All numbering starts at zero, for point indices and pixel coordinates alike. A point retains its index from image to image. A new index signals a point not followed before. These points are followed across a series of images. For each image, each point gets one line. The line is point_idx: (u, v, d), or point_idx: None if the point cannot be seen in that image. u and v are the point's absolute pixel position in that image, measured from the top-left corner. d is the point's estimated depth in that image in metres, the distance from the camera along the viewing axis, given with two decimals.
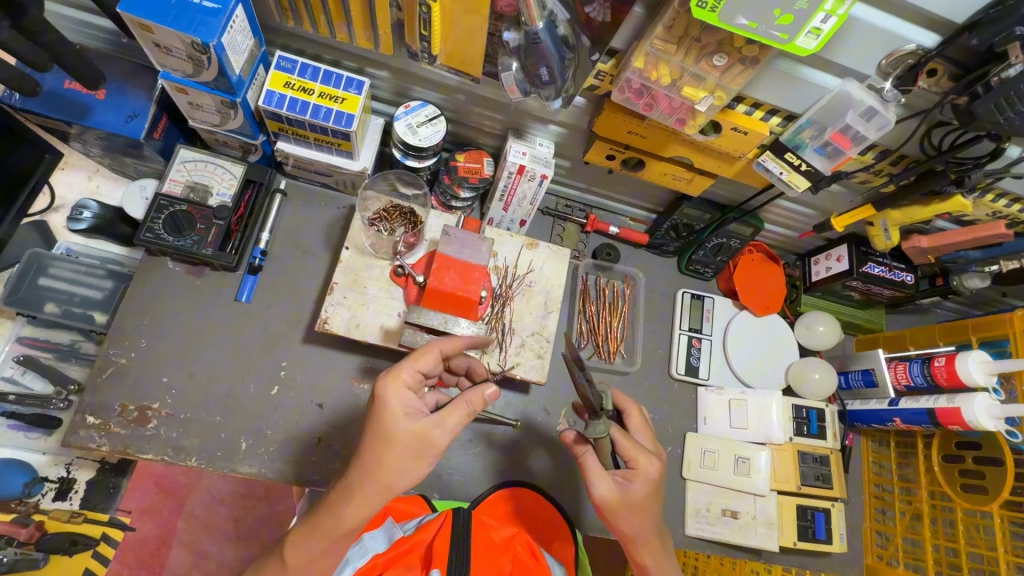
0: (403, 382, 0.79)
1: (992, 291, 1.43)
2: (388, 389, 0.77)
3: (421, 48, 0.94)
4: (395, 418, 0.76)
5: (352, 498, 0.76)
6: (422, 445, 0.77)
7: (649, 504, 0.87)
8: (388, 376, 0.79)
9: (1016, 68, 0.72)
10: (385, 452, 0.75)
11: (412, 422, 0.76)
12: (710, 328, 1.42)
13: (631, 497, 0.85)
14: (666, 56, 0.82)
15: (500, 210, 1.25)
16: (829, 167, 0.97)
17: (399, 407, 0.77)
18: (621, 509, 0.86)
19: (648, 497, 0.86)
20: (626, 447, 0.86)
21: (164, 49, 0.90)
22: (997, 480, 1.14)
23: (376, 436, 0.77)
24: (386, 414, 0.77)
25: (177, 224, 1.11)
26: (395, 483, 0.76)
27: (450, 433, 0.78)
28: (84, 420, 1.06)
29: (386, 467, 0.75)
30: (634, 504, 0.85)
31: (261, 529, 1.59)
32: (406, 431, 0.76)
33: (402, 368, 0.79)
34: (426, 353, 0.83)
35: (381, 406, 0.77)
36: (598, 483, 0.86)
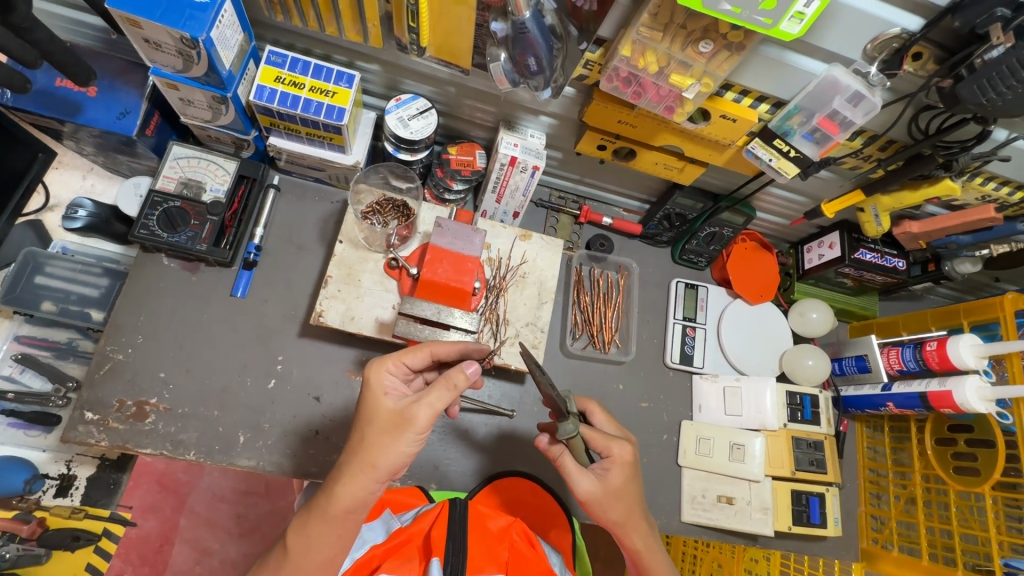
0: (386, 368, 0.83)
1: (983, 276, 1.44)
2: (371, 369, 0.82)
3: (410, 40, 0.94)
4: (378, 397, 0.80)
5: (343, 477, 0.78)
6: (403, 423, 0.77)
7: (631, 490, 0.88)
8: (376, 361, 0.84)
9: (999, 50, 0.73)
10: (366, 428, 0.78)
11: (391, 401, 0.79)
12: (704, 317, 1.42)
13: (611, 486, 0.87)
14: (653, 44, 0.82)
15: (493, 202, 1.25)
16: (817, 152, 0.97)
17: (382, 387, 0.81)
18: (607, 500, 0.87)
19: (629, 479, 0.88)
20: (601, 438, 0.89)
21: (154, 45, 0.90)
22: (988, 462, 1.15)
23: (363, 417, 0.80)
24: (370, 393, 0.81)
25: (171, 220, 1.12)
26: (379, 460, 0.77)
27: (431, 411, 0.78)
28: (82, 416, 1.07)
29: (366, 444, 0.78)
30: (617, 491, 0.87)
31: (263, 523, 1.61)
32: (386, 408, 0.79)
33: (390, 355, 0.85)
34: (416, 350, 0.87)
35: (366, 387, 0.81)
36: (581, 480, 0.87)
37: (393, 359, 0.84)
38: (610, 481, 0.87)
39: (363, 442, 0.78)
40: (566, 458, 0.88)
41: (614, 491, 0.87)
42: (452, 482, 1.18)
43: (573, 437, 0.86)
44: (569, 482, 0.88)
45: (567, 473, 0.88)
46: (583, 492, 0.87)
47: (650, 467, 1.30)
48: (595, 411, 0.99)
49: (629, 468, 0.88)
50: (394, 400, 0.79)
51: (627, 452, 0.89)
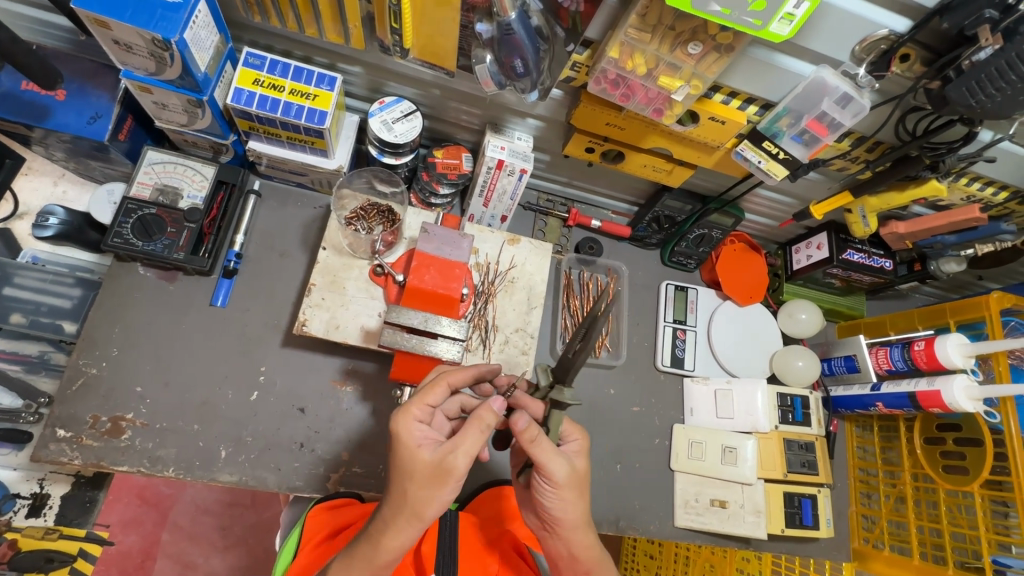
0: (413, 416, 0.78)
1: (968, 275, 1.45)
2: (401, 422, 0.77)
3: (393, 41, 0.92)
4: (411, 450, 0.75)
5: (390, 529, 0.75)
6: (442, 473, 0.74)
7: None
8: (401, 410, 0.79)
9: (987, 52, 0.73)
10: (405, 483, 0.75)
11: (428, 454, 0.75)
12: (695, 319, 1.42)
13: (579, 470, 0.83)
14: (641, 45, 0.81)
15: (480, 206, 1.23)
16: (806, 154, 0.97)
17: (413, 438, 0.76)
18: (568, 490, 0.81)
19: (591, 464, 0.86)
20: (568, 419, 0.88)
21: (125, 47, 0.87)
22: (977, 462, 1.15)
23: (399, 472, 0.76)
24: (402, 447, 0.76)
25: (146, 228, 1.08)
26: (426, 511, 0.75)
27: (468, 456, 0.75)
28: (54, 433, 1.02)
29: (411, 500, 0.74)
30: (585, 476, 0.84)
31: (248, 537, 1.56)
32: (423, 462, 0.74)
33: (414, 401, 0.79)
34: (435, 387, 0.82)
35: (396, 442, 0.76)
36: (555, 463, 0.79)
37: (417, 405, 0.79)
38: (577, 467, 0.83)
39: (406, 497, 0.74)
40: (542, 438, 0.79)
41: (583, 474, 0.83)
42: None
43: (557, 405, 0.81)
44: (545, 464, 0.78)
45: (542, 454, 0.78)
46: (556, 476, 0.79)
47: (642, 471, 1.29)
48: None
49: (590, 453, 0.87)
50: (429, 451, 0.75)
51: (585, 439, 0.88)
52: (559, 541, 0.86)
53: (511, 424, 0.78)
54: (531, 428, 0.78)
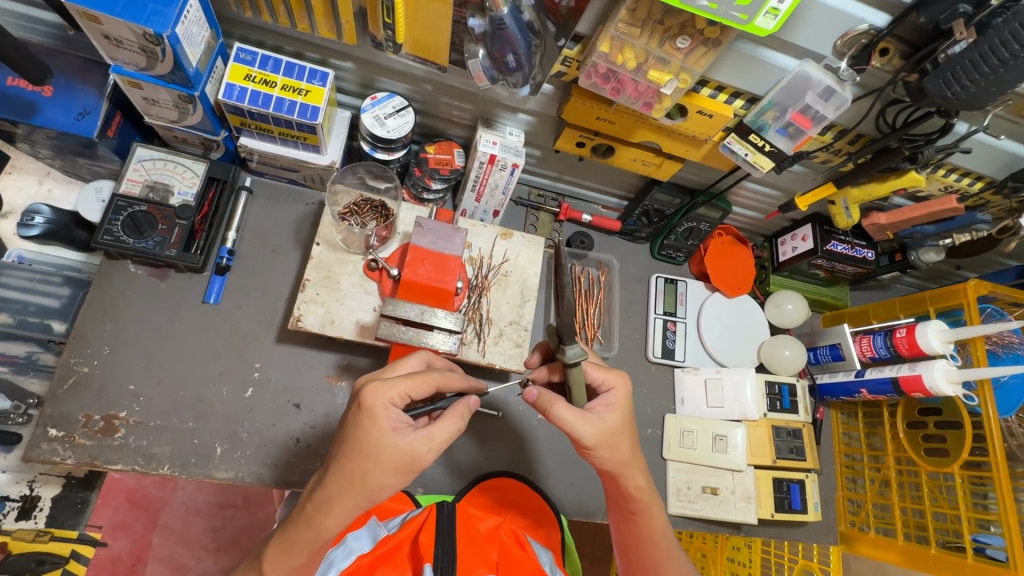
0: (391, 399, 0.77)
1: (946, 264, 1.50)
2: (379, 399, 0.75)
3: (385, 36, 0.93)
4: (383, 432, 0.74)
5: (336, 509, 0.75)
6: (409, 462, 0.75)
7: (628, 429, 0.87)
8: (381, 387, 0.77)
9: (961, 45, 0.76)
10: (366, 463, 0.74)
11: (400, 440, 0.74)
12: (684, 311, 1.44)
13: (610, 424, 0.85)
14: (631, 39, 0.83)
15: (472, 201, 1.24)
16: (790, 146, 0.99)
17: (388, 421, 0.75)
18: (605, 443, 0.84)
19: (625, 418, 0.87)
20: (597, 373, 0.90)
21: (115, 41, 0.86)
22: (957, 443, 1.19)
23: (360, 448, 0.74)
24: (374, 425, 0.74)
25: (137, 225, 1.07)
26: (379, 496, 0.76)
27: (436, 451, 0.77)
28: (45, 433, 1.01)
29: (366, 480, 0.74)
30: (617, 429, 0.85)
31: (241, 537, 1.55)
32: (392, 446, 0.74)
33: (397, 383, 0.78)
34: (425, 382, 0.80)
35: (368, 417, 0.74)
36: (581, 424, 0.83)
37: (401, 391, 0.77)
38: (607, 420, 0.85)
39: (361, 477, 0.74)
40: (560, 403, 0.83)
41: (614, 428, 0.85)
42: (439, 486, 1.16)
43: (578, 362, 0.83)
44: (571, 429, 0.83)
45: (565, 421, 0.83)
46: (586, 438, 0.83)
47: None
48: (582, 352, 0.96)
49: (625, 405, 0.88)
50: (400, 437, 0.75)
51: (622, 389, 0.89)
52: (612, 487, 0.92)
53: (524, 399, 0.84)
54: (545, 395, 0.83)
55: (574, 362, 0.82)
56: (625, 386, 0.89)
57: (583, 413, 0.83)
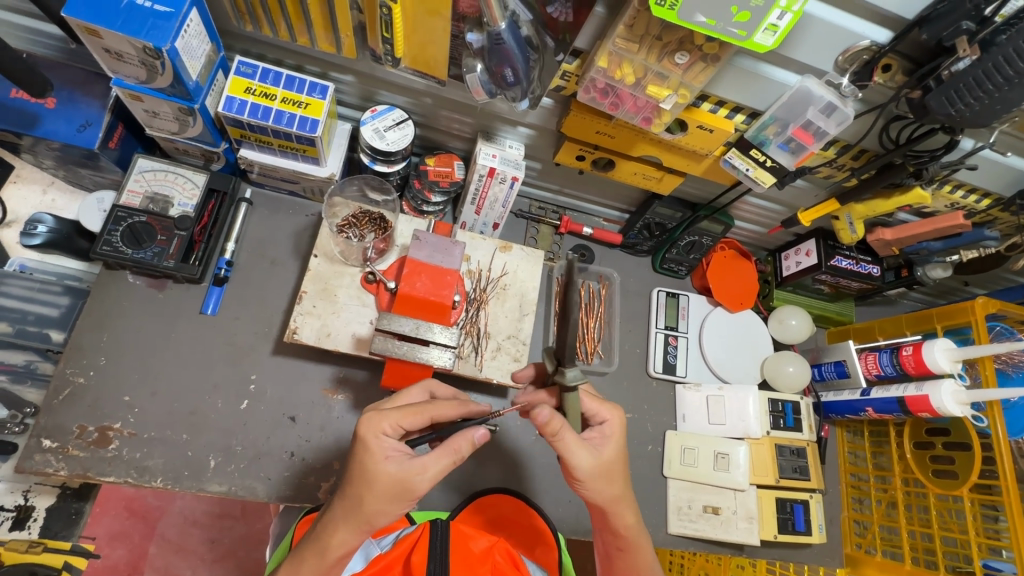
0: (386, 428, 0.76)
1: (954, 280, 1.47)
2: (371, 430, 0.75)
3: (384, 50, 0.92)
4: (376, 460, 0.74)
5: (338, 536, 0.75)
6: (403, 491, 0.74)
7: (623, 461, 0.87)
8: (374, 417, 0.77)
9: (965, 63, 0.75)
10: (363, 491, 0.73)
11: (392, 468, 0.74)
12: (686, 326, 1.43)
13: (607, 456, 0.84)
14: (629, 55, 0.82)
15: (472, 214, 1.24)
16: (792, 162, 0.98)
17: (382, 449, 0.75)
18: (600, 476, 0.83)
19: (622, 449, 0.87)
20: (591, 404, 0.89)
21: (116, 55, 0.87)
22: (966, 465, 1.15)
23: (357, 477, 0.74)
24: (367, 455, 0.74)
25: (136, 236, 1.07)
26: (377, 522, 0.75)
27: (431, 480, 0.75)
28: (40, 444, 1.01)
29: (364, 508, 0.74)
30: (615, 460, 0.85)
31: (237, 549, 1.53)
32: (386, 476, 0.73)
33: (389, 414, 0.77)
34: (421, 410, 0.79)
35: (362, 446, 0.75)
36: (578, 452, 0.81)
37: (394, 420, 0.77)
38: (603, 453, 0.84)
39: (357, 503, 0.74)
40: (566, 429, 0.79)
41: (611, 459, 0.84)
42: (434, 502, 1.15)
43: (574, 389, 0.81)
44: (569, 456, 0.80)
45: (565, 446, 0.80)
46: (580, 468, 0.82)
47: (636, 479, 1.29)
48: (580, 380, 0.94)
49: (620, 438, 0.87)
50: (392, 465, 0.74)
51: (617, 421, 0.88)
52: (601, 521, 0.90)
53: (534, 420, 0.76)
54: (553, 421, 0.78)
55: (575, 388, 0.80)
56: (619, 418, 0.88)
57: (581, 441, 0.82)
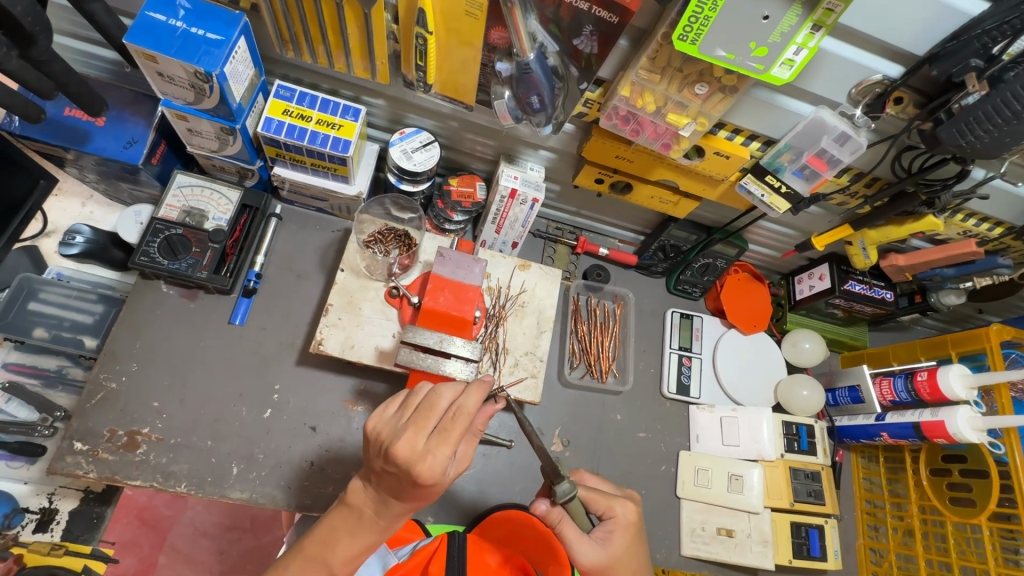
0: (444, 465, 0.73)
1: (968, 307, 1.49)
2: (435, 475, 0.72)
3: (417, 77, 0.97)
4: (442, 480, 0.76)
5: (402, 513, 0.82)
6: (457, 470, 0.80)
7: (635, 554, 0.88)
8: (430, 464, 0.72)
9: (974, 97, 0.78)
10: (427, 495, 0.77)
11: (453, 472, 0.77)
12: (700, 347, 1.44)
13: (616, 549, 0.86)
14: (651, 85, 0.86)
15: (492, 233, 1.27)
16: (807, 188, 1.01)
17: (446, 475, 0.75)
18: (609, 568, 0.86)
19: (631, 542, 0.88)
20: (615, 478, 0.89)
21: (166, 78, 0.92)
22: (984, 492, 1.15)
23: (422, 494, 0.76)
24: (435, 485, 0.75)
25: (172, 247, 1.12)
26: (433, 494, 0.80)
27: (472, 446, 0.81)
28: (71, 446, 1.04)
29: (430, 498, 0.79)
30: (621, 557, 0.86)
31: (248, 560, 1.52)
32: (451, 479, 0.77)
33: (443, 454, 0.72)
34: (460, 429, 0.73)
35: (430, 485, 0.74)
36: (581, 548, 0.85)
37: (447, 454, 0.73)
38: (612, 546, 0.86)
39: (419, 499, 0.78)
40: (565, 524, 0.86)
41: (617, 557, 0.86)
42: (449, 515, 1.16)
43: (570, 499, 0.85)
44: (570, 550, 0.86)
45: (567, 541, 0.86)
46: (586, 563, 0.85)
47: (649, 499, 1.29)
48: (587, 475, 0.97)
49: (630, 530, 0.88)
50: (453, 470, 0.78)
51: (628, 512, 0.89)
52: None
53: (532, 512, 0.88)
54: (553, 512, 0.87)
55: (564, 499, 0.84)
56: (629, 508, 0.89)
57: (584, 533, 0.86)
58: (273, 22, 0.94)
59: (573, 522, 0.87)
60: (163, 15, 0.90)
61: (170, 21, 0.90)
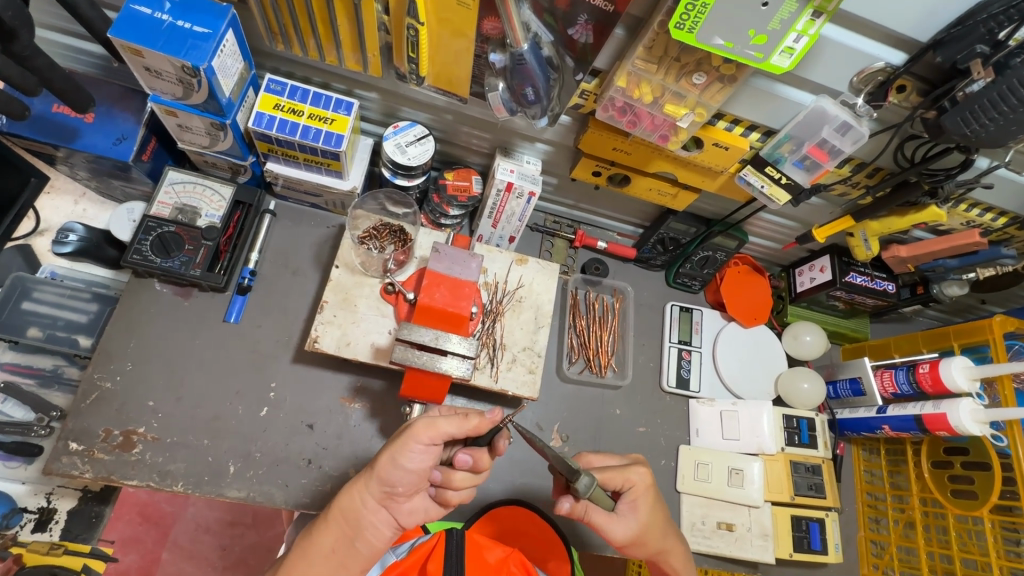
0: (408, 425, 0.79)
1: (971, 298, 1.47)
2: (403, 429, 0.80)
3: (409, 69, 0.96)
4: (404, 457, 0.78)
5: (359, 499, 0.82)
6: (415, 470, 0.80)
7: (659, 514, 0.91)
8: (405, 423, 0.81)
9: (979, 84, 0.76)
10: (388, 475, 0.79)
11: (410, 460, 0.79)
12: (699, 340, 1.43)
13: (643, 518, 0.88)
14: (647, 75, 0.84)
15: (489, 227, 1.26)
16: (807, 179, 1.00)
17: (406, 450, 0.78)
18: (641, 536, 0.89)
19: (654, 506, 0.90)
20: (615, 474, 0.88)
21: (154, 73, 0.91)
22: (985, 485, 1.15)
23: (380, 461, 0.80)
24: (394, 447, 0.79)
25: (165, 245, 1.11)
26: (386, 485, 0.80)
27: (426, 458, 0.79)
28: (66, 446, 1.04)
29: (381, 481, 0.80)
30: (649, 521, 0.89)
31: (249, 556, 1.52)
32: (402, 459, 0.79)
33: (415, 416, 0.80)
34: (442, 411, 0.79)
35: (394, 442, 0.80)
36: (613, 527, 0.87)
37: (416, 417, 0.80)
38: (640, 516, 0.88)
39: (383, 485, 0.80)
40: (594, 510, 0.86)
41: (646, 524, 0.89)
42: (447, 511, 1.16)
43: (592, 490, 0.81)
44: (605, 531, 0.87)
45: (599, 526, 0.87)
46: (621, 538, 0.88)
47: None
48: (593, 457, 0.96)
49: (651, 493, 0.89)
50: (412, 462, 0.79)
51: (644, 478, 0.89)
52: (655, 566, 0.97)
53: (558, 514, 0.85)
54: (578, 506, 0.85)
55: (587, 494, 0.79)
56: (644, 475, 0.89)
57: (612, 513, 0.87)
58: (261, 14, 0.92)
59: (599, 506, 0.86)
60: (148, 8, 0.88)
61: (156, 14, 0.88)
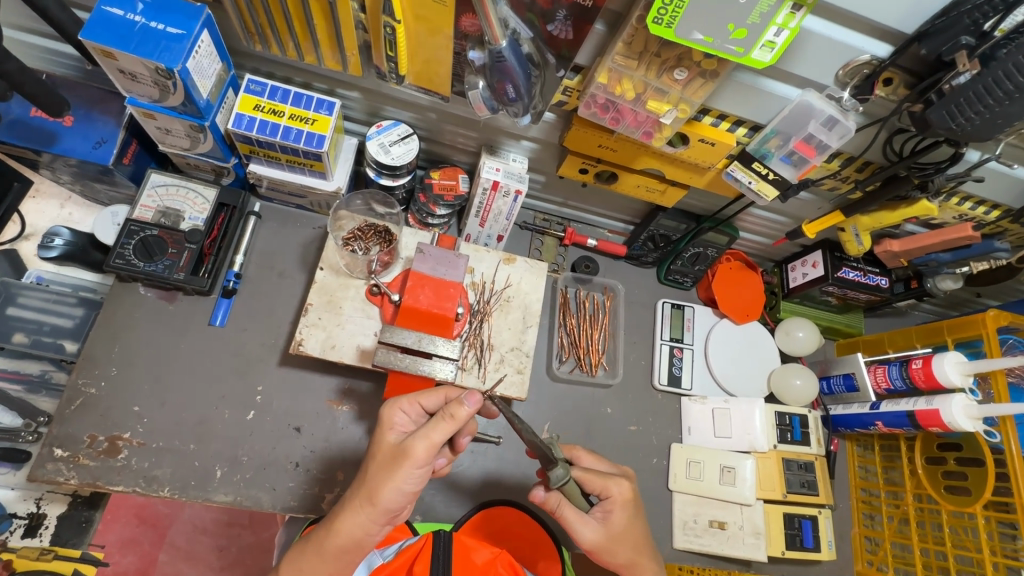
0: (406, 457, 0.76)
1: (966, 292, 1.45)
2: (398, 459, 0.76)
3: (389, 68, 0.94)
4: (402, 481, 0.76)
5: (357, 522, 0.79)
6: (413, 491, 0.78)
7: (635, 530, 0.87)
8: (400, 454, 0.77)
9: (965, 77, 0.75)
10: (386, 501, 0.77)
11: (408, 484, 0.77)
12: (691, 338, 1.42)
13: (615, 527, 0.85)
14: (628, 71, 0.83)
15: (476, 226, 1.24)
16: (795, 175, 0.98)
17: (405, 476, 0.76)
18: (610, 545, 0.85)
19: (631, 519, 0.87)
20: (600, 479, 0.87)
21: (130, 75, 0.90)
22: (979, 481, 1.13)
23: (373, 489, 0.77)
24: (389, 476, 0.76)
25: (148, 249, 1.10)
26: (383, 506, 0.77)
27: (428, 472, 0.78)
28: (51, 453, 1.03)
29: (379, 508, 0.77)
30: (622, 533, 0.86)
31: (246, 555, 1.49)
32: (400, 485, 0.76)
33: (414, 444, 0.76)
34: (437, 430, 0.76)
35: (389, 474, 0.76)
36: (582, 528, 0.84)
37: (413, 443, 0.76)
38: (612, 524, 0.85)
39: (383, 513, 0.77)
40: (565, 506, 0.84)
41: (617, 534, 0.85)
42: (437, 512, 1.16)
43: (565, 483, 0.84)
44: (573, 531, 0.85)
45: (568, 523, 0.85)
46: (587, 541, 0.85)
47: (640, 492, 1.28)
48: (583, 454, 0.96)
49: (627, 501, 0.87)
50: (412, 484, 0.77)
51: (624, 488, 0.87)
52: None
53: (532, 500, 0.87)
54: (551, 498, 0.85)
55: (559, 484, 0.83)
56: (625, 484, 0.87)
57: (584, 514, 0.85)
58: (237, 15, 0.91)
59: (571, 504, 0.85)
60: (121, 9, 0.87)
61: (129, 15, 0.87)
